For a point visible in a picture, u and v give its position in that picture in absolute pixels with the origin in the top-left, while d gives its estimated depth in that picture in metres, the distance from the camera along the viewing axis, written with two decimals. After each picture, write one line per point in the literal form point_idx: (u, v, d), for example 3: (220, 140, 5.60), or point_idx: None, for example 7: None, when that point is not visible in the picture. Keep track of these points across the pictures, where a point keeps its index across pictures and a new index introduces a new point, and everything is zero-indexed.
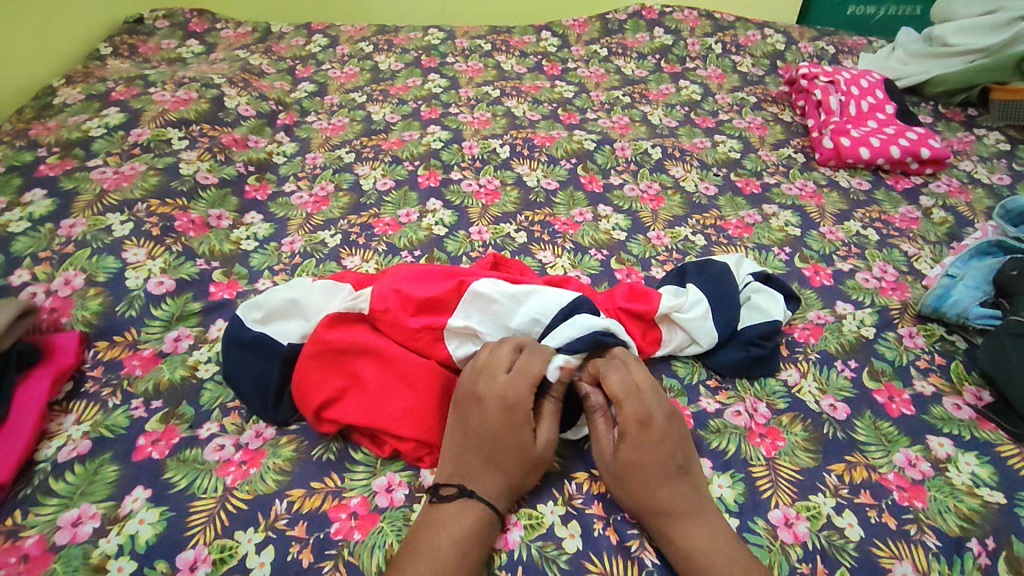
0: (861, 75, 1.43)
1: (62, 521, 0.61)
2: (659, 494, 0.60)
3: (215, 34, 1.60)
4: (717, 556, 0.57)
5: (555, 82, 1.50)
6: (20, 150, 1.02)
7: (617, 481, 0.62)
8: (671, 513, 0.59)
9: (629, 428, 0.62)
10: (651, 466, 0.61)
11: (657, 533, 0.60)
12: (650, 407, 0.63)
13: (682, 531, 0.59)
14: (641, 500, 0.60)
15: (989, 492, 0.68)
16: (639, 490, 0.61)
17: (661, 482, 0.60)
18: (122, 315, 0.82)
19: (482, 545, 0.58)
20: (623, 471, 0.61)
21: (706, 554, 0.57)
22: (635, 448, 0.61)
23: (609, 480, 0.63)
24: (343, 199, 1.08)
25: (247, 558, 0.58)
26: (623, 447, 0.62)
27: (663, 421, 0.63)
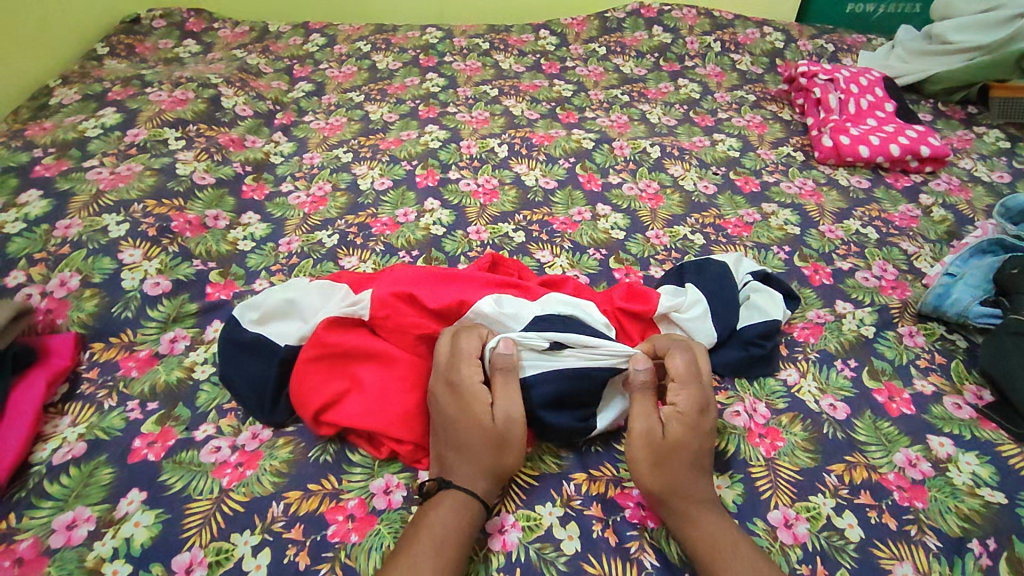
0: (861, 73, 1.42)
1: (56, 524, 0.60)
2: (695, 481, 0.61)
3: (213, 34, 1.60)
4: (739, 546, 0.57)
5: (553, 81, 1.50)
6: (16, 150, 1.01)
7: (657, 456, 0.61)
8: (701, 500, 0.60)
9: (678, 412, 0.63)
10: (698, 452, 0.62)
11: (680, 516, 0.59)
12: (705, 400, 0.65)
13: (708, 518, 0.59)
14: (676, 481, 0.60)
15: (989, 492, 0.67)
16: (678, 470, 0.61)
17: (701, 473, 0.61)
18: (118, 316, 0.81)
19: (461, 532, 0.57)
20: (666, 448, 0.61)
21: (731, 541, 0.57)
22: (690, 432, 0.62)
23: (643, 454, 0.62)
24: (341, 198, 1.08)
25: (242, 561, 0.58)
26: (672, 426, 0.62)
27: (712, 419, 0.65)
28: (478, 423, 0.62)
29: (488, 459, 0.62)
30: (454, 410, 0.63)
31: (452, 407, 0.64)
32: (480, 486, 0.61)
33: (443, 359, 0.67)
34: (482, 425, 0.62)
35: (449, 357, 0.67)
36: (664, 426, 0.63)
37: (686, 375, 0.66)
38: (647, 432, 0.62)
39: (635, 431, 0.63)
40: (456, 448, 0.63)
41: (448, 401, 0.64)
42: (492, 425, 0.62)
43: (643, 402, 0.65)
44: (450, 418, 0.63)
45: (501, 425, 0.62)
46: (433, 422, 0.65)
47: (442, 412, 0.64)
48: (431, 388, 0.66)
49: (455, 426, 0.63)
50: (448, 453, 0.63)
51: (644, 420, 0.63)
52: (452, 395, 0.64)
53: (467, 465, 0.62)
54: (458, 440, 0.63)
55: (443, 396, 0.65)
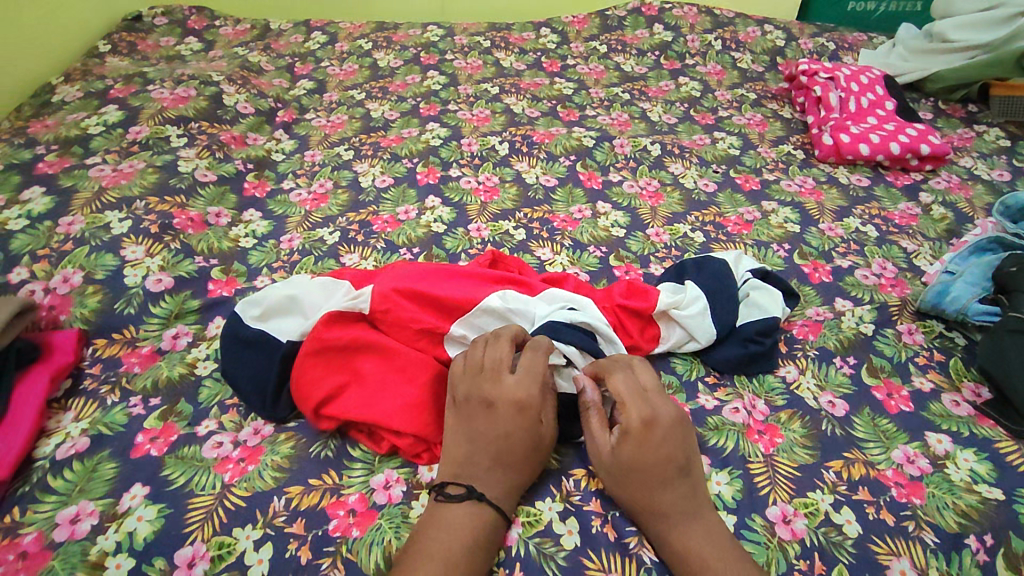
0: (861, 71, 1.42)
1: (60, 518, 0.61)
2: (656, 497, 0.59)
3: (214, 32, 1.60)
4: (711, 554, 0.57)
5: (554, 79, 1.50)
6: (19, 148, 1.02)
7: (614, 482, 0.62)
8: (668, 513, 0.59)
9: (624, 431, 0.61)
10: (652, 468, 0.60)
11: (650, 532, 0.60)
12: (652, 410, 0.62)
13: (675, 534, 0.58)
14: (637, 503, 0.60)
15: (987, 488, 0.68)
16: (634, 492, 0.60)
17: (662, 485, 0.60)
18: (121, 313, 0.82)
19: (489, 549, 0.58)
20: (620, 473, 0.61)
21: (700, 551, 0.57)
22: (637, 451, 0.60)
23: (606, 479, 0.63)
24: (342, 196, 1.08)
25: (245, 555, 0.58)
26: (619, 449, 0.61)
27: (668, 425, 0.62)
28: (535, 439, 0.62)
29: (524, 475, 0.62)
30: (508, 423, 0.62)
31: (510, 417, 0.62)
32: (508, 503, 0.61)
33: (489, 368, 0.65)
34: (539, 445, 0.63)
35: (498, 369, 0.65)
36: (616, 450, 0.61)
37: (627, 393, 0.63)
38: (602, 459, 0.62)
39: (594, 457, 0.64)
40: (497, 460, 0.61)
41: (507, 412, 0.62)
42: (544, 443, 0.63)
43: (596, 427, 0.64)
44: (506, 430, 0.61)
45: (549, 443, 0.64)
46: (470, 431, 0.63)
47: (490, 425, 0.62)
48: (477, 395, 0.63)
49: (511, 440, 0.61)
50: (483, 463, 0.61)
51: (597, 447, 0.63)
52: (515, 408, 0.62)
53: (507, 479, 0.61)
54: (507, 454, 0.61)
55: (505, 408, 0.62)
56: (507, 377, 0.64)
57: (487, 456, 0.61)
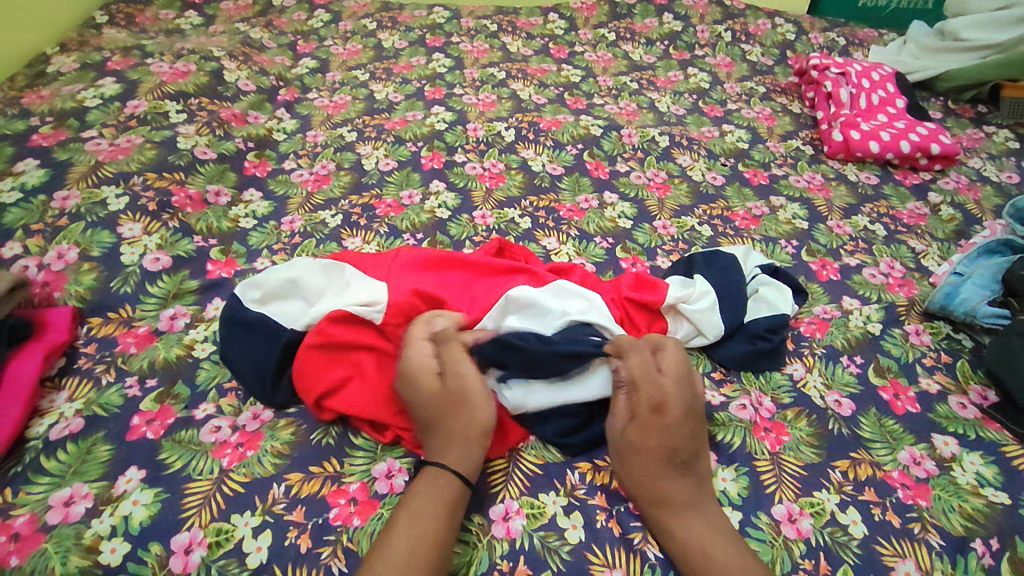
0: (872, 67, 1.41)
1: (54, 500, 0.59)
2: (661, 486, 0.60)
3: (215, 6, 1.56)
4: (710, 550, 0.56)
5: (562, 66, 1.48)
6: (12, 118, 0.99)
7: (653, 424, 0.61)
8: (674, 503, 0.59)
9: (674, 376, 0.64)
10: (656, 455, 0.60)
11: (667, 489, 0.60)
12: (661, 395, 0.62)
13: (691, 489, 0.60)
14: (672, 452, 0.60)
15: (993, 492, 0.67)
16: (672, 440, 0.61)
17: (667, 473, 0.60)
18: (117, 291, 0.80)
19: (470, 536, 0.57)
20: (665, 414, 0.61)
21: (700, 545, 0.57)
22: (643, 435, 0.61)
23: (640, 421, 0.62)
24: (345, 177, 1.07)
25: (243, 542, 0.57)
26: (630, 434, 0.62)
27: (680, 413, 0.62)
28: (458, 399, 0.63)
29: (468, 427, 0.62)
30: (420, 391, 0.63)
31: (428, 385, 0.63)
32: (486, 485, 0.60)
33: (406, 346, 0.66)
34: (460, 399, 0.63)
35: (420, 337, 0.66)
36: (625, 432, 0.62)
37: (639, 374, 0.64)
38: (650, 401, 0.62)
39: (640, 394, 0.62)
40: (440, 432, 0.62)
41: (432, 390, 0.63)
42: (473, 402, 0.63)
43: (640, 364, 0.64)
44: (420, 399, 0.63)
45: (480, 399, 0.63)
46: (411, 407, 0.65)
47: (419, 393, 0.63)
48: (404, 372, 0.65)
49: (425, 407, 0.63)
50: (435, 440, 0.62)
51: (648, 384, 0.63)
52: (426, 371, 0.64)
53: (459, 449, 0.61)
54: (438, 419, 0.63)
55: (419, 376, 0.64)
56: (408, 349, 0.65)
57: (437, 432, 0.62)
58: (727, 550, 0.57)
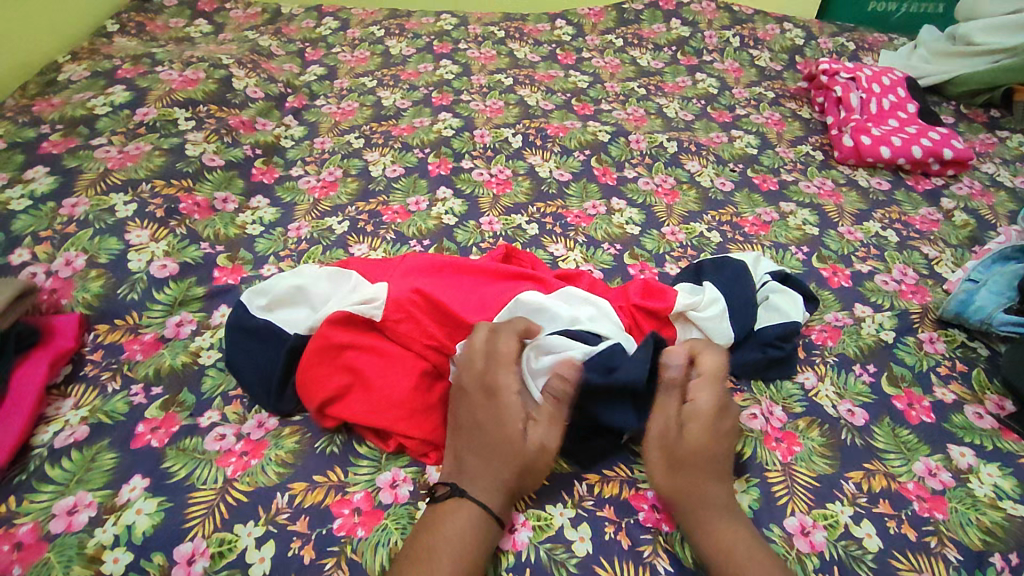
0: (883, 72, 1.39)
1: (57, 508, 0.59)
2: (704, 487, 0.59)
3: (225, 14, 1.58)
4: (744, 553, 0.55)
5: (569, 71, 1.48)
6: (23, 126, 1.00)
7: (715, 425, 0.61)
8: (712, 505, 0.58)
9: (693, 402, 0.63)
10: (707, 456, 0.60)
11: (709, 491, 0.59)
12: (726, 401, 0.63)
13: (725, 493, 0.59)
14: (716, 455, 0.60)
15: (1012, 505, 0.65)
16: (724, 445, 0.61)
17: (709, 476, 0.59)
18: (124, 298, 0.80)
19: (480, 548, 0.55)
20: (726, 418, 0.62)
21: (735, 549, 0.55)
22: (703, 436, 0.60)
23: (700, 419, 0.61)
24: (351, 184, 1.06)
25: (246, 553, 0.57)
26: (690, 431, 0.61)
27: (732, 417, 0.63)
28: (514, 430, 0.60)
29: (516, 474, 0.59)
30: (485, 413, 0.61)
31: (482, 405, 0.62)
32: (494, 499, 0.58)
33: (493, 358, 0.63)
34: (517, 438, 0.60)
35: (510, 361, 0.63)
36: (682, 429, 0.61)
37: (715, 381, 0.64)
38: (716, 401, 0.62)
39: (699, 399, 0.62)
40: (481, 453, 0.60)
41: (481, 411, 0.61)
42: (529, 430, 0.61)
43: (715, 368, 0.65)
44: (480, 420, 0.61)
45: (538, 431, 0.61)
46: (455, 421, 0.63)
47: (483, 416, 0.61)
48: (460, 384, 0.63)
49: (483, 434, 0.60)
50: (469, 456, 0.60)
51: (705, 391, 0.63)
52: (485, 391, 0.62)
53: (490, 474, 0.59)
54: (480, 441, 0.60)
55: (474, 390, 0.62)
56: (499, 374, 0.63)
57: (473, 453, 0.60)
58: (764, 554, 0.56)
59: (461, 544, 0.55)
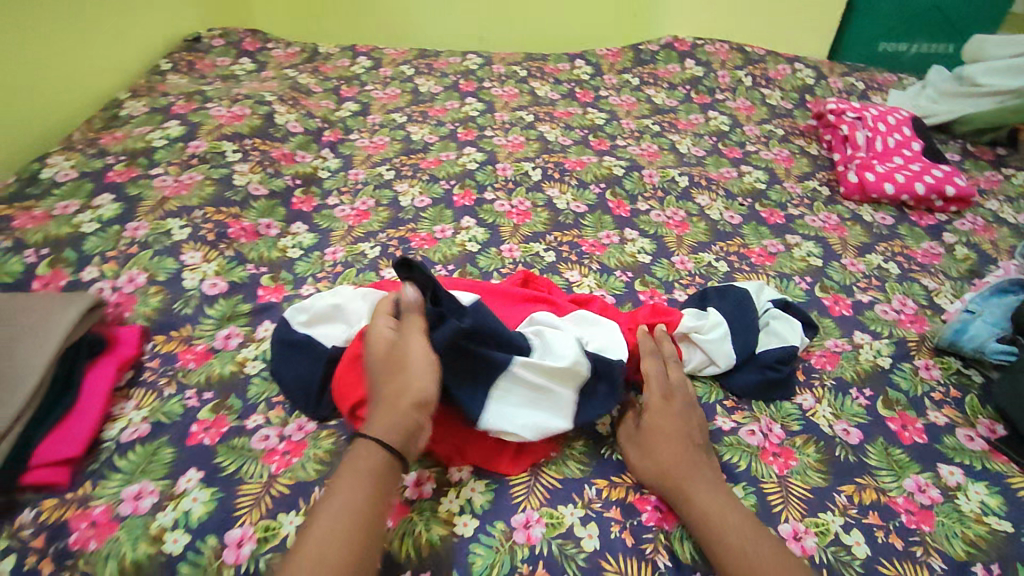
0: (889, 112, 1.45)
1: (125, 494, 0.67)
2: (675, 460, 0.68)
3: (268, 54, 1.71)
4: (725, 514, 0.63)
5: (587, 109, 1.56)
6: (91, 157, 1.11)
7: (665, 409, 0.72)
8: (686, 475, 0.66)
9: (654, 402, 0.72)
10: (671, 435, 0.70)
11: (683, 467, 0.67)
12: (672, 390, 0.74)
13: (703, 469, 0.68)
14: (680, 434, 0.70)
15: (996, 521, 0.70)
16: (684, 424, 0.71)
17: (681, 454, 0.68)
18: (179, 312, 0.88)
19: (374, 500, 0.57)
20: (674, 401, 0.73)
21: (716, 510, 0.63)
22: (658, 418, 0.71)
23: (654, 406, 0.72)
24: (383, 213, 1.15)
25: (288, 538, 0.64)
26: (646, 419, 0.72)
27: (685, 402, 0.73)
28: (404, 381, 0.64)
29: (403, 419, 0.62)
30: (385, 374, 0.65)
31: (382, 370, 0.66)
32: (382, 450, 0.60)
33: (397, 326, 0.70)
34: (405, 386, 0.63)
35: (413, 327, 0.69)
36: (641, 419, 0.72)
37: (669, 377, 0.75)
38: (664, 392, 0.74)
39: (650, 389, 0.74)
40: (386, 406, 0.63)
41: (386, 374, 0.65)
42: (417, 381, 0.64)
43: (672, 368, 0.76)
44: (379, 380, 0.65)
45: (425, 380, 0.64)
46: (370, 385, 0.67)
47: (467, 393, 0.69)
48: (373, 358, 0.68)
49: (466, 409, 0.68)
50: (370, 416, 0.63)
51: (656, 380, 0.74)
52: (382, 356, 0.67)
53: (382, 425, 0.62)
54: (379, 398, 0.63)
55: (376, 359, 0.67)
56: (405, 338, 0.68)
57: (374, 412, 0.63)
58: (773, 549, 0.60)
59: (357, 479, 0.58)
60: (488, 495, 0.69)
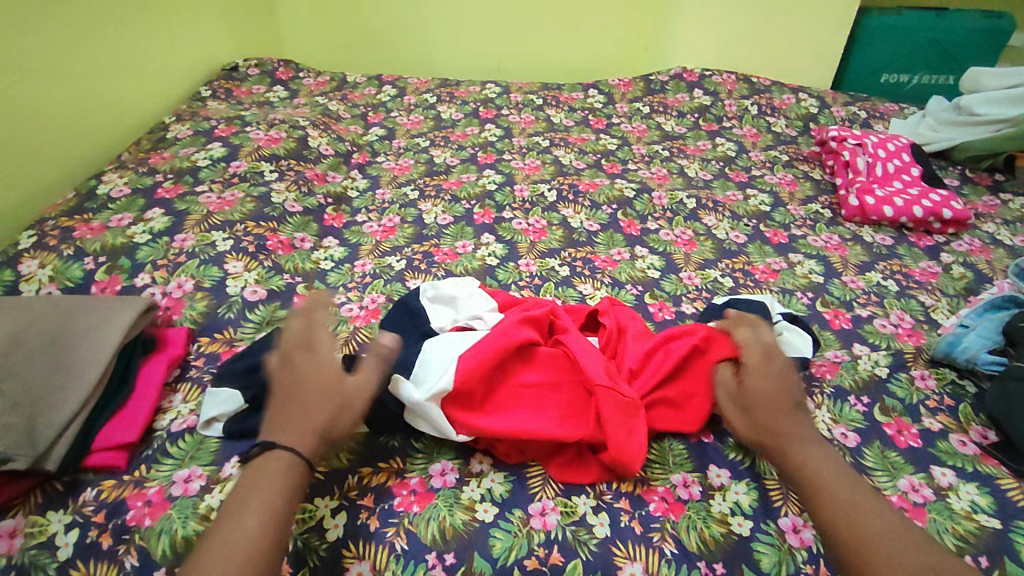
0: (888, 139, 1.52)
1: (176, 477, 0.74)
2: (803, 455, 0.68)
3: (299, 82, 1.82)
4: (860, 509, 0.62)
5: (600, 135, 1.65)
6: (142, 175, 1.20)
7: (786, 405, 0.73)
8: (814, 470, 0.67)
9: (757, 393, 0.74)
10: (791, 431, 0.71)
11: (812, 463, 0.68)
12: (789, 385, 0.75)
13: (824, 460, 0.68)
14: (798, 431, 0.71)
15: (986, 518, 0.74)
16: (795, 418, 0.72)
17: (806, 450, 0.69)
18: (223, 316, 0.96)
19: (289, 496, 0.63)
20: (791, 397, 0.74)
21: (849, 505, 0.63)
22: (774, 411, 0.72)
23: (773, 398, 0.74)
24: (408, 230, 1.23)
25: (324, 520, 0.69)
26: (762, 411, 0.73)
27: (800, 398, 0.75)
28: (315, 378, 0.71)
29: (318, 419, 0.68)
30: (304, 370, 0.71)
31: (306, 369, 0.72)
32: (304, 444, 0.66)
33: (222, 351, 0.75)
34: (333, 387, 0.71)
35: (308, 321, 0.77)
36: (756, 411, 0.73)
37: (768, 365, 0.77)
38: (774, 383, 0.75)
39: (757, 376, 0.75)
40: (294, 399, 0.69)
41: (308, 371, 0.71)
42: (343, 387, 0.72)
43: (778, 362, 0.77)
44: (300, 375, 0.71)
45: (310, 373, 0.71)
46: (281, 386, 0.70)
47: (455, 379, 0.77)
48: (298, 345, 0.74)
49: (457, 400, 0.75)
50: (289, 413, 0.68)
51: (767, 373, 0.75)
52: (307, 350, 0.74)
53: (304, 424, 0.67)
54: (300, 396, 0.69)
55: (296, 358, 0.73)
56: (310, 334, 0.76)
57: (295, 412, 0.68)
58: (936, 549, 0.59)
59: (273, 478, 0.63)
60: (506, 485, 0.74)
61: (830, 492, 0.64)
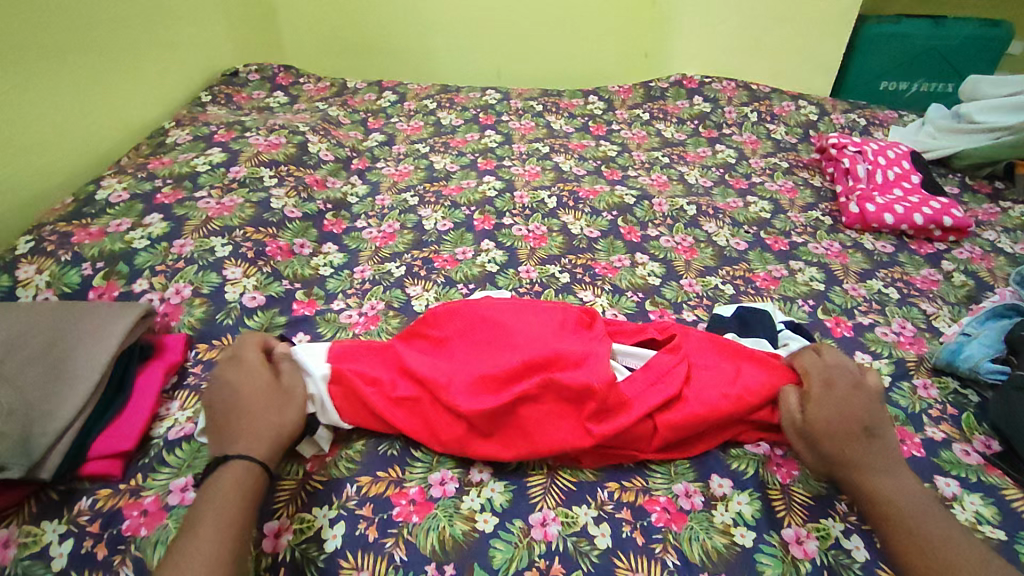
0: (888, 146, 1.52)
1: (173, 486, 0.73)
2: (888, 494, 0.67)
3: (299, 88, 1.82)
4: (950, 552, 0.62)
5: (600, 142, 1.65)
6: (141, 180, 1.20)
7: (867, 437, 0.72)
8: (903, 509, 0.66)
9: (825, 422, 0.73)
10: (877, 465, 0.70)
11: (899, 500, 0.67)
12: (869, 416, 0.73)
13: (912, 499, 0.67)
14: (886, 467, 0.70)
15: (990, 529, 0.73)
16: (882, 454, 0.71)
17: (892, 485, 0.68)
18: (221, 322, 0.95)
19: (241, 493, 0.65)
20: (873, 430, 0.72)
21: (939, 547, 0.63)
22: (864, 448, 0.71)
23: (854, 433, 0.72)
24: (407, 236, 1.23)
25: (322, 530, 0.69)
26: (846, 446, 0.71)
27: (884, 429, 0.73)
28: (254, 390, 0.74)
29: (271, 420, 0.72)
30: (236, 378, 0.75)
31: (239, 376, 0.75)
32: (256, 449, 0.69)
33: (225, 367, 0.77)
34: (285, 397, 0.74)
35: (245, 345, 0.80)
36: (837, 444, 0.72)
37: (845, 397, 0.75)
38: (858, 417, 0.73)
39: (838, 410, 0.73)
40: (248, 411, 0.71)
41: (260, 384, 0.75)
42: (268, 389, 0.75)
43: (857, 392, 0.75)
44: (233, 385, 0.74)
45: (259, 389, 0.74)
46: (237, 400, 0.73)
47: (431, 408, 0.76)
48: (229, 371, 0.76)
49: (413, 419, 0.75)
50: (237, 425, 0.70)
51: (839, 405, 0.74)
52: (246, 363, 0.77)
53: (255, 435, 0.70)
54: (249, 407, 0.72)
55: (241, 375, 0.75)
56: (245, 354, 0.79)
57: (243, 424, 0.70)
58: None
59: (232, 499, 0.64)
60: (507, 494, 0.73)
61: (915, 530, 0.64)
